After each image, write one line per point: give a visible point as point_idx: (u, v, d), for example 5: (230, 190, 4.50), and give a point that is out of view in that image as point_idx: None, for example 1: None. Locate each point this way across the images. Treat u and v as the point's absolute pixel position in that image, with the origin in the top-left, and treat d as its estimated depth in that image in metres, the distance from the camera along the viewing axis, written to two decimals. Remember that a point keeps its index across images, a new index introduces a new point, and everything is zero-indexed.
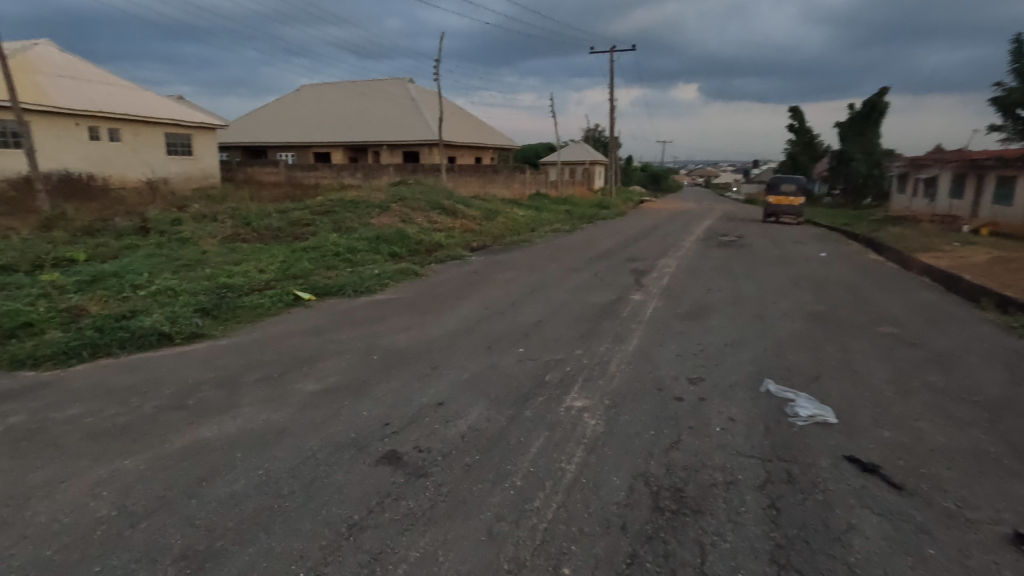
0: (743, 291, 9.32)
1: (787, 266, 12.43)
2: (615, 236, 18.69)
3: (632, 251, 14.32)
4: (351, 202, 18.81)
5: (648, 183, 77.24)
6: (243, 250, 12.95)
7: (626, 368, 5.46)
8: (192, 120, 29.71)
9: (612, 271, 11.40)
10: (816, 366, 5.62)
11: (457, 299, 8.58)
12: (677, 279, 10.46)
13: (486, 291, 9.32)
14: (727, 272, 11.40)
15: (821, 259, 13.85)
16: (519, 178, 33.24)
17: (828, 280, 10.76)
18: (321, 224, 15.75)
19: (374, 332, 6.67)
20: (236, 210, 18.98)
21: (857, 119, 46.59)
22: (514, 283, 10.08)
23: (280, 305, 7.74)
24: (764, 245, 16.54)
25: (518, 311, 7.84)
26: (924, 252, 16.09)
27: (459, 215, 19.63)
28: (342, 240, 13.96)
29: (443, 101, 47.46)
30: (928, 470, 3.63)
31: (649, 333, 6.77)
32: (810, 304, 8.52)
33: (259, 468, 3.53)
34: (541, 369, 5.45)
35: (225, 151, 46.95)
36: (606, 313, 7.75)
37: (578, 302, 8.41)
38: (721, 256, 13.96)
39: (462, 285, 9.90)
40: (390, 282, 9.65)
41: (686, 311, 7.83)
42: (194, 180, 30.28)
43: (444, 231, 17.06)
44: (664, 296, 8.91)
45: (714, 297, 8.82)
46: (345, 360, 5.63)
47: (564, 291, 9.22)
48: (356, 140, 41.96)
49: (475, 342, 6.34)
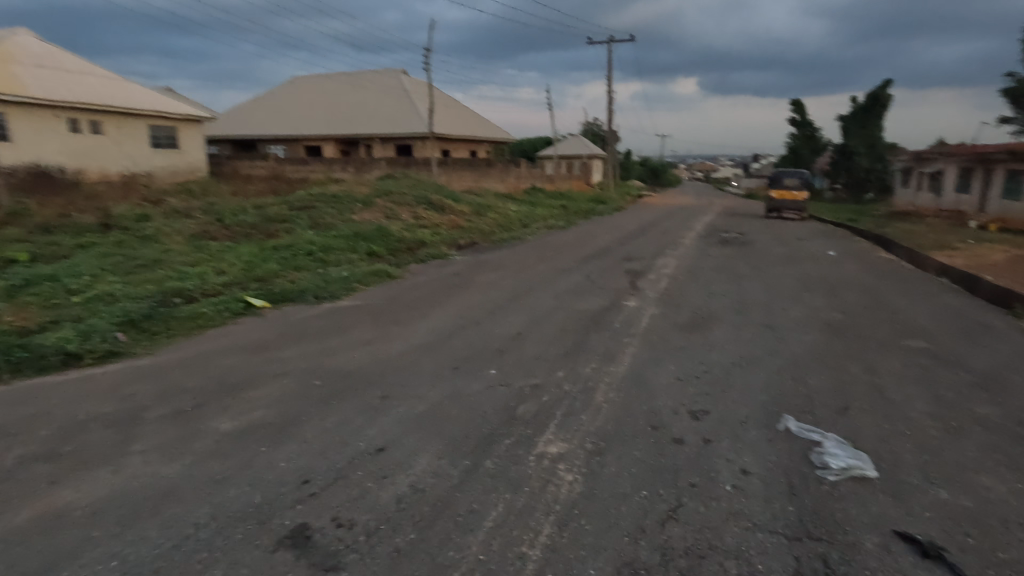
0: (749, 296, 8.42)
1: (795, 266, 11.54)
2: (612, 232, 17.77)
3: (628, 250, 13.41)
4: (333, 197, 17.81)
5: (647, 177, 76.28)
6: (208, 248, 12.00)
7: (615, 398, 4.57)
8: (178, 112, 28.64)
9: (606, 272, 10.50)
10: (841, 394, 4.72)
11: (429, 306, 7.67)
12: (676, 282, 9.56)
13: (465, 295, 8.40)
14: (731, 273, 10.51)
15: (830, 258, 12.95)
16: (514, 172, 31.97)
17: (841, 282, 9.87)
18: (299, 220, 14.80)
19: (325, 349, 5.75)
20: (213, 205, 18.02)
21: (860, 112, 45.66)
22: (497, 286, 9.17)
23: (224, 315, 6.82)
24: (768, 242, 15.65)
25: (496, 321, 6.94)
26: (937, 250, 15.22)
27: (448, 210, 18.64)
28: (318, 238, 13.02)
29: (437, 93, 46.35)
30: (1008, 556, 2.74)
31: (644, 348, 5.87)
32: (824, 311, 7.63)
33: (114, 558, 2.64)
34: (513, 398, 4.54)
35: (215, 145, 45.86)
36: (596, 323, 6.84)
37: (565, 310, 7.51)
38: (723, 254, 13.06)
39: (440, 288, 8.99)
40: (358, 286, 8.73)
41: (685, 321, 6.93)
42: (181, 174, 29.26)
43: (430, 228, 16.10)
44: (660, 302, 8.02)
45: (718, 304, 7.94)
46: (279, 386, 4.72)
47: (550, 296, 8.32)
48: (348, 133, 40.91)
49: (440, 361, 5.43)
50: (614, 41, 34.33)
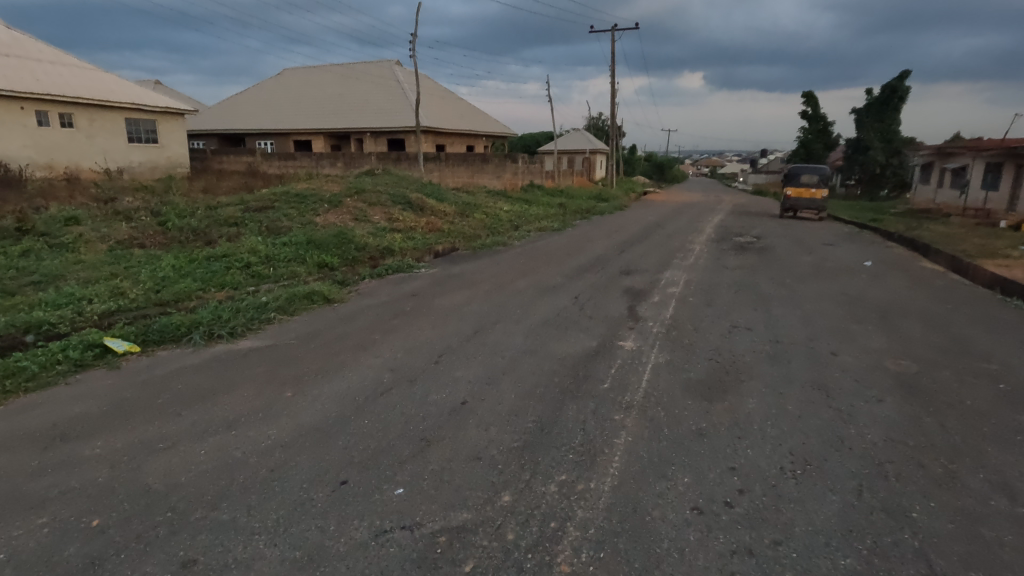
0: (784, 332, 6.45)
1: (830, 282, 9.56)
2: (612, 236, 15.78)
3: (629, 260, 11.45)
4: (296, 196, 15.87)
5: (652, 173, 74.24)
6: (127, 259, 10.08)
7: (593, 569, 2.62)
8: (156, 104, 26.71)
9: (600, 292, 8.54)
10: (983, 554, 2.78)
11: (357, 349, 5.71)
12: (688, 307, 7.60)
13: (410, 330, 6.45)
14: (755, 292, 8.55)
15: (868, 270, 10.95)
16: (511, 167, 30.10)
17: (893, 306, 7.92)
18: (251, 224, 12.92)
19: (160, 437, 3.81)
20: (165, 205, 16.06)
21: (876, 105, 43.29)
22: (458, 314, 7.20)
23: (59, 370, 4.92)
24: (790, 249, 13.65)
25: (440, 377, 4.96)
26: (985, 258, 13.19)
27: (428, 210, 16.66)
28: (262, 245, 11.10)
29: (432, 85, 44.33)
30: None
31: (644, 435, 3.91)
32: (889, 358, 5.65)
33: None
34: (410, 568, 2.61)
35: (201, 139, 43.91)
36: (578, 383, 4.87)
37: (543, 357, 5.53)
38: (741, 265, 11.08)
39: (386, 316, 7.05)
40: (278, 316, 6.81)
41: (704, 379, 4.94)
42: (160, 170, 27.31)
43: (404, 232, 14.19)
44: (669, 342, 6.03)
45: (746, 345, 5.95)
46: (22, 536, 2.80)
47: (522, 331, 6.36)
48: (337, 127, 38.99)
49: (322, 465, 3.48)
50: (616, 30, 32.25)
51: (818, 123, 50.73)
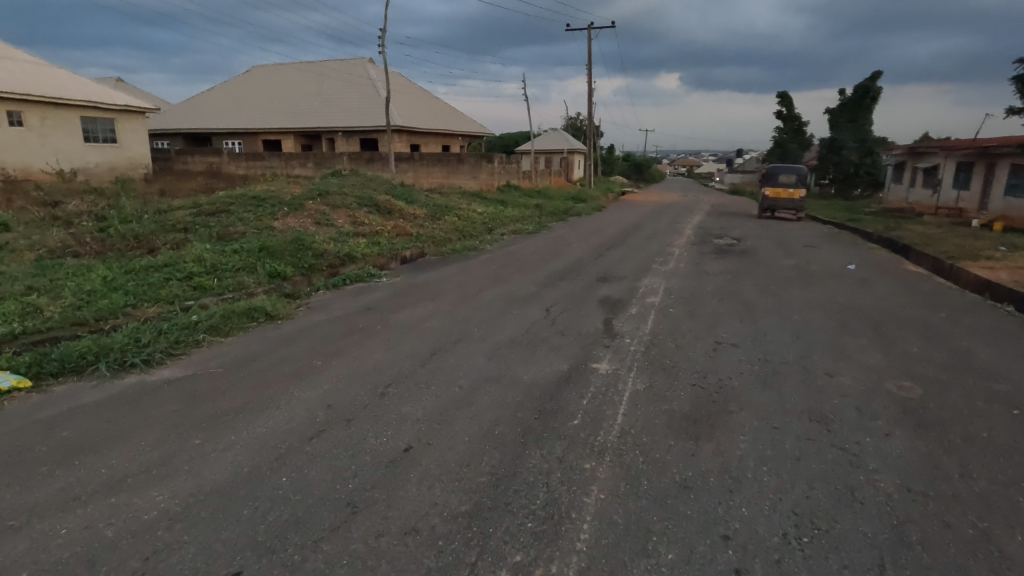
0: (773, 350, 5.88)
1: (816, 289, 9.07)
2: (590, 239, 15.17)
3: (607, 266, 10.84)
4: (254, 198, 14.93)
5: (631, 173, 74.40)
6: (55, 270, 9.13)
7: None
8: (115, 103, 25.28)
9: (575, 303, 7.92)
10: None
11: (292, 379, 4.95)
12: (668, 320, 7.00)
13: (358, 352, 5.71)
14: (740, 301, 8.00)
15: (853, 274, 10.53)
16: (487, 167, 29.36)
17: (884, 316, 7.44)
18: (202, 230, 12.01)
19: (15, 509, 3.04)
20: (112, 209, 14.96)
21: (849, 104, 43.79)
22: (415, 331, 6.47)
23: None
24: (772, 252, 13.22)
25: (382, 415, 4.24)
26: (967, 260, 12.91)
27: (397, 213, 15.87)
28: (210, 253, 10.22)
29: (406, 84, 43.41)
30: None
31: (619, 490, 3.25)
32: (890, 379, 5.10)
33: None
34: None
35: (166, 139, 42.25)
36: (545, 418, 4.20)
37: (506, 384, 4.85)
38: (723, 270, 10.57)
39: (336, 335, 6.29)
40: (211, 337, 6.00)
41: (688, 411, 4.31)
42: (120, 172, 25.85)
43: (369, 237, 13.41)
44: (649, 363, 5.40)
45: (733, 367, 5.35)
46: None
47: (485, 352, 5.67)
48: (308, 126, 37.80)
49: (214, 549, 2.75)
50: (592, 28, 31.70)
51: (794, 123, 51.10)
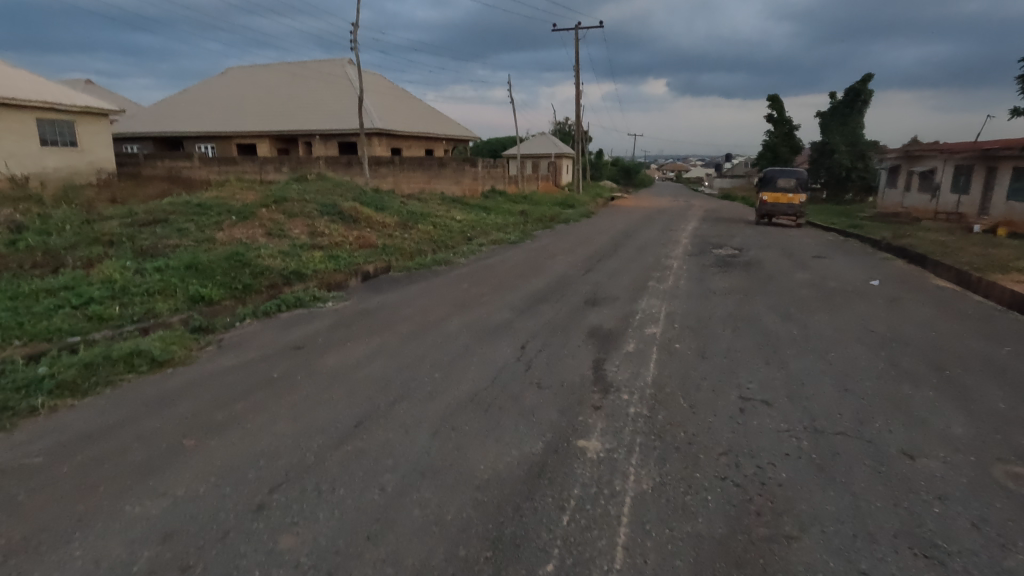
0: (820, 411, 4.38)
1: (843, 312, 7.66)
2: (577, 250, 13.65)
3: (596, 284, 9.33)
4: (199, 206, 13.24)
5: (620, 178, 73.33)
6: None
7: None
8: (75, 104, 23.26)
9: (558, 335, 6.42)
10: None
11: (135, 477, 3.37)
12: (674, 361, 5.49)
13: (255, 421, 4.14)
14: (759, 332, 6.52)
15: (878, 291, 9.18)
16: (471, 172, 27.81)
17: (939, 351, 6.02)
18: (128, 243, 10.35)
19: None
20: (37, 217, 13.15)
21: (840, 108, 42.87)
22: (345, 383, 4.91)
23: None
24: (779, 264, 11.86)
25: (246, 555, 2.68)
26: (994, 272, 11.61)
27: (363, 221, 14.27)
28: (124, 273, 8.54)
29: (388, 86, 41.87)
30: None
31: None
32: (995, 465, 3.62)
33: None
34: None
35: (135, 142, 40.26)
36: (503, 559, 2.67)
37: (451, 483, 3.31)
38: (730, 288, 9.15)
39: (235, 392, 4.69)
40: (56, 402, 4.38)
41: (723, 540, 2.81)
42: (82, 177, 23.77)
43: (326, 249, 11.82)
44: (656, 440, 3.87)
45: (774, 443, 3.84)
46: None
47: (431, 422, 4.10)
48: (284, 130, 36.09)
49: None
50: (579, 28, 30.39)
51: (784, 127, 50.16)
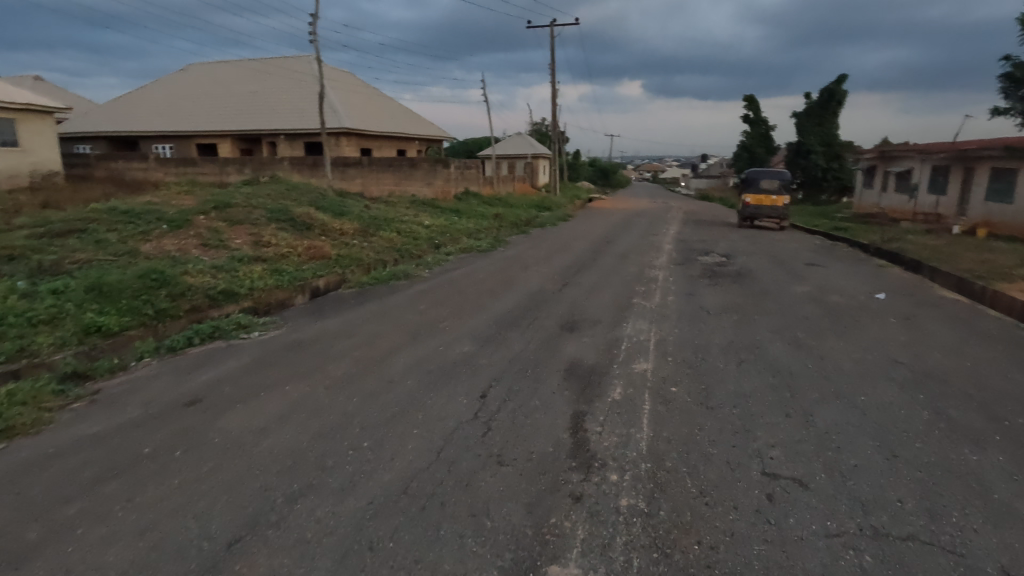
0: (872, 497, 3.29)
1: (857, 336, 6.65)
2: (554, 259, 12.50)
3: (574, 302, 8.20)
4: (125, 213, 11.73)
5: (597, 178, 72.80)
6: None
7: None
8: (15, 100, 20.99)
9: (528, 375, 5.24)
10: None
11: None
12: (672, 416, 4.36)
13: (81, 540, 2.85)
14: (768, 368, 5.44)
15: (885, 307, 8.25)
16: (443, 173, 26.47)
17: (984, 391, 4.99)
18: (29, 259, 8.84)
19: None
20: None
21: (815, 109, 42.62)
22: (236, 461, 3.64)
23: None
24: (772, 274, 10.92)
25: None
26: (998, 280, 10.80)
27: (317, 229, 12.92)
28: (8, 298, 7.06)
29: (357, 84, 40.25)
30: None
31: None
32: None
33: None
34: None
35: (88, 142, 37.90)
36: None
37: None
38: (725, 305, 8.11)
39: (76, 485, 3.38)
40: None
41: None
42: (23, 180, 21.52)
43: (270, 261, 10.45)
44: (661, 561, 2.72)
45: (823, 563, 2.72)
46: None
47: (340, 536, 2.88)
48: (246, 129, 34.26)
49: None
50: (555, 25, 29.31)
51: (760, 127, 49.87)
